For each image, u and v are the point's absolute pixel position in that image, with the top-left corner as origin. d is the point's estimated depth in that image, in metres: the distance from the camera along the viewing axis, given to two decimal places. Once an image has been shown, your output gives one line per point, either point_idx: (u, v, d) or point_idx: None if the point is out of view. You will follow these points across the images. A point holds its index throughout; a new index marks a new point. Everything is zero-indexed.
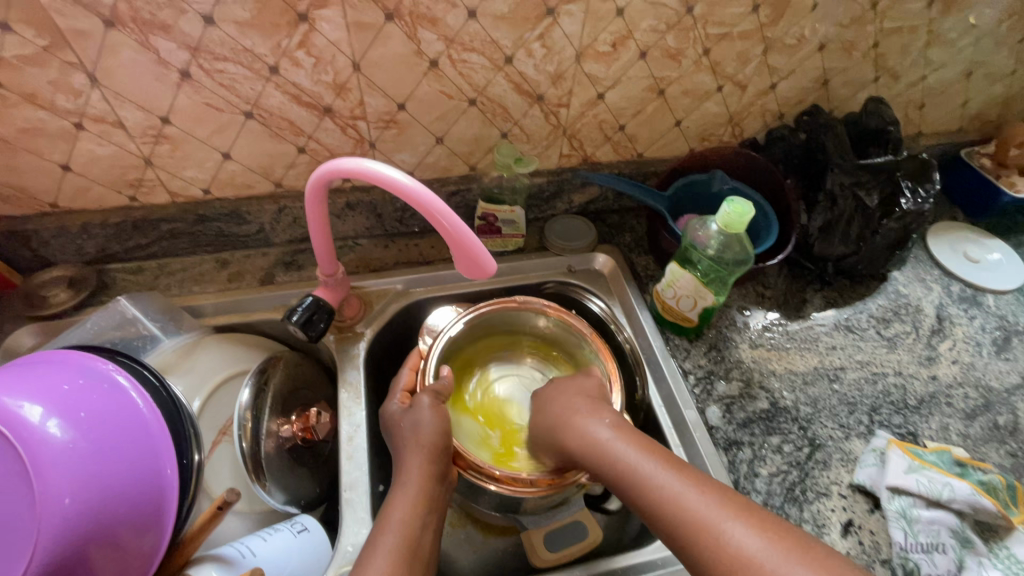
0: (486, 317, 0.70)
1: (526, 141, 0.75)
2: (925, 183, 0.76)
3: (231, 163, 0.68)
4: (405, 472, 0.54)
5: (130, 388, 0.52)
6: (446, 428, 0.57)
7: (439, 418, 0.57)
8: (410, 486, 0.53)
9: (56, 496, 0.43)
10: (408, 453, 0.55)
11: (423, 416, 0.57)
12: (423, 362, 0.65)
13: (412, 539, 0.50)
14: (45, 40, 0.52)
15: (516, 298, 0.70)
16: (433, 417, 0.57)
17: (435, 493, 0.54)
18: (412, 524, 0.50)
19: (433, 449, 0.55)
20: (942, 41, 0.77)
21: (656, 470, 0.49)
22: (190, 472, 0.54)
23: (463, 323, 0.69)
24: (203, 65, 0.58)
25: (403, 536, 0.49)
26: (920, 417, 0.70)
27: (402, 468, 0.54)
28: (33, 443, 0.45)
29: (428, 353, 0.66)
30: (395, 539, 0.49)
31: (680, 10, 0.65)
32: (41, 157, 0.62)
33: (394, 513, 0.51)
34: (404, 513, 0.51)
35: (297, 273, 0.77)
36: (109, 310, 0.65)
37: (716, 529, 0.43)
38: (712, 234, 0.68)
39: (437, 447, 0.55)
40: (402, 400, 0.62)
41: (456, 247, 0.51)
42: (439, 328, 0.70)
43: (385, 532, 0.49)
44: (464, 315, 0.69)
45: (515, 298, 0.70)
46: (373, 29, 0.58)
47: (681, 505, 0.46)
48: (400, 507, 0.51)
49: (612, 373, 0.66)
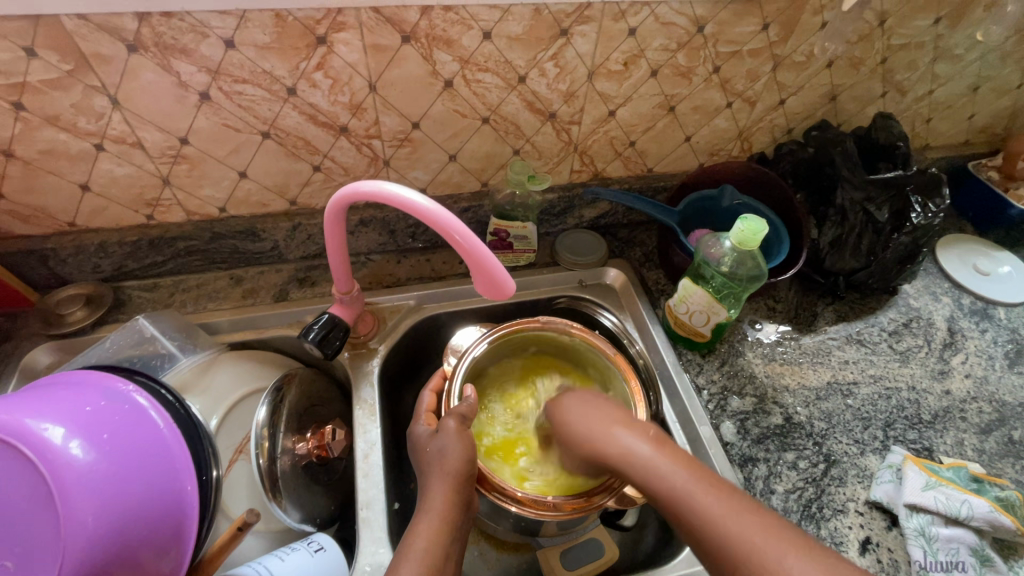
0: (507, 339, 0.70)
1: (537, 157, 0.76)
2: (935, 198, 0.75)
3: (247, 181, 0.68)
4: (428, 496, 0.54)
5: (150, 408, 0.52)
6: (472, 456, 0.57)
7: (464, 445, 0.57)
8: (433, 510, 0.53)
9: (79, 517, 0.44)
10: (431, 477, 0.55)
11: (445, 441, 0.57)
12: (448, 383, 0.65)
13: (434, 569, 0.49)
14: (69, 65, 0.53)
15: (539, 318, 0.70)
16: (456, 443, 0.57)
17: (458, 517, 0.53)
18: (434, 552, 0.50)
19: (456, 474, 0.55)
20: (949, 56, 0.78)
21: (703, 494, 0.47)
22: (209, 490, 0.54)
23: (487, 344, 0.68)
24: (222, 87, 0.58)
25: (425, 562, 0.49)
26: (935, 432, 0.70)
27: (425, 492, 0.54)
28: (56, 464, 0.45)
29: (453, 372, 0.65)
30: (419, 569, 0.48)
31: (691, 30, 0.65)
32: (61, 177, 0.62)
33: (419, 540, 0.51)
34: (428, 539, 0.51)
35: (310, 289, 0.78)
36: (128, 329, 0.66)
37: (775, 560, 0.42)
38: (725, 250, 0.69)
39: (459, 471, 0.55)
40: (428, 423, 0.62)
41: (475, 267, 0.51)
42: (463, 348, 0.70)
43: (405, 563, 0.49)
44: (486, 334, 0.69)
45: (538, 318, 0.70)
46: (389, 50, 0.59)
47: (733, 532, 0.44)
48: (422, 535, 0.51)
49: (635, 392, 0.64)
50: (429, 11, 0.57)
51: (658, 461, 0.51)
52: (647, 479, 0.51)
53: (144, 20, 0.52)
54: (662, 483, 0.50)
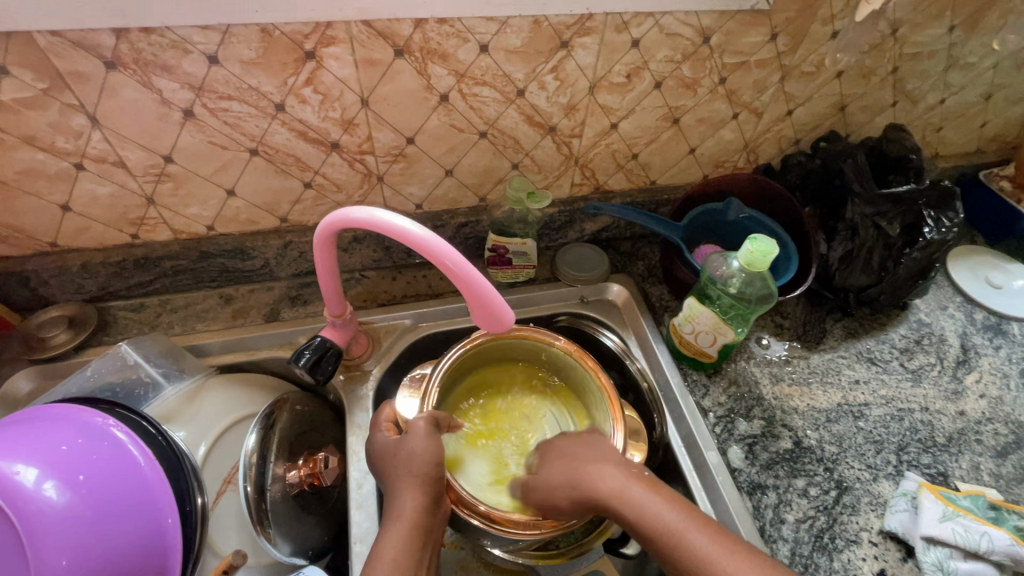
0: (482, 348, 0.68)
1: (537, 171, 0.73)
2: (947, 212, 0.72)
3: (236, 199, 0.66)
4: (397, 503, 0.52)
5: (130, 443, 0.50)
6: (443, 458, 0.55)
7: (438, 448, 0.55)
8: (402, 518, 0.51)
9: (52, 562, 0.42)
10: (399, 481, 0.53)
11: (417, 441, 0.55)
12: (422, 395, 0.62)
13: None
14: (44, 83, 0.51)
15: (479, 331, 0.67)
16: (428, 447, 0.55)
17: (427, 523, 0.52)
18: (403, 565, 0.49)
19: (428, 471, 0.54)
20: (962, 65, 0.75)
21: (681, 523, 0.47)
22: (192, 524, 0.52)
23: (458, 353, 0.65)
24: (206, 104, 0.56)
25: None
26: (950, 456, 0.68)
27: (394, 495, 0.53)
28: (27, 508, 0.42)
29: (428, 378, 0.63)
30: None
31: (696, 40, 0.63)
32: (40, 198, 0.60)
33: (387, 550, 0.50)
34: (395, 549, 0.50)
35: (302, 308, 0.75)
36: (110, 356, 0.62)
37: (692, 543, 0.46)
38: (733, 271, 0.66)
39: (425, 474, 0.54)
40: (388, 429, 0.59)
41: (472, 298, 0.49)
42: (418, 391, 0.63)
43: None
44: (467, 342, 0.66)
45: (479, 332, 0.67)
46: (382, 65, 0.57)
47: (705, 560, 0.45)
48: (391, 546, 0.50)
49: (616, 412, 0.62)
50: (424, 24, 0.54)
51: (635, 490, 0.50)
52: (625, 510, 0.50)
53: (122, 35, 0.49)
54: (628, 504, 0.50)
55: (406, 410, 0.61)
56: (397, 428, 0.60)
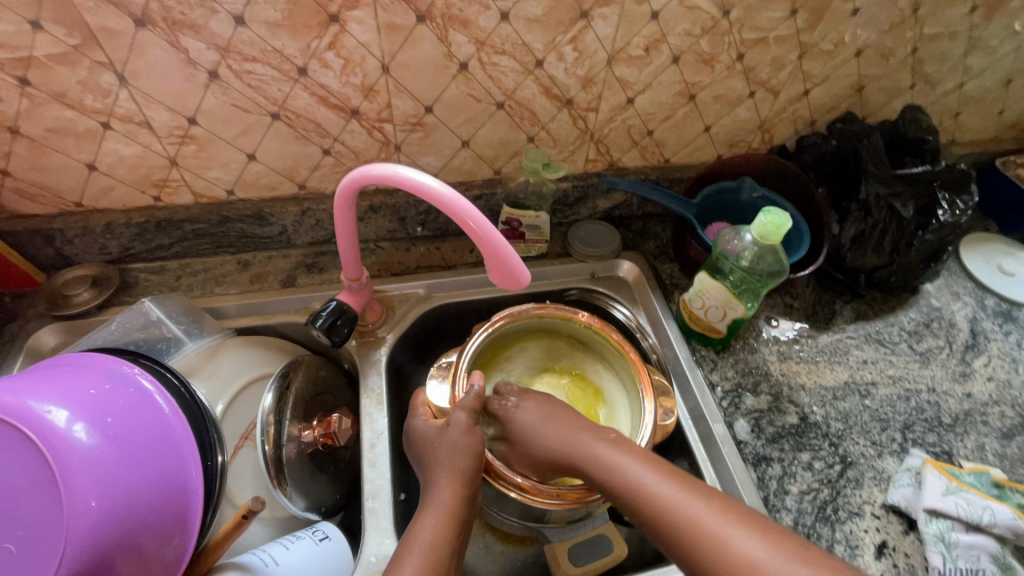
0: (501, 332, 0.68)
1: (552, 145, 0.74)
2: (963, 195, 0.73)
3: (256, 164, 0.67)
4: (434, 493, 0.53)
5: (155, 392, 0.51)
6: (479, 449, 0.56)
7: (474, 438, 0.56)
8: (440, 509, 0.52)
9: (82, 500, 0.43)
10: (434, 475, 0.54)
11: (456, 434, 0.56)
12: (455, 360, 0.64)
13: (439, 563, 0.48)
14: (75, 40, 0.52)
15: (507, 311, 0.68)
16: (465, 438, 0.56)
17: (463, 514, 0.53)
18: (437, 546, 0.49)
19: (461, 464, 0.54)
20: (982, 48, 0.75)
21: (662, 487, 0.49)
22: (214, 475, 0.53)
23: (485, 335, 0.66)
24: (231, 66, 0.57)
25: (431, 557, 0.48)
26: (955, 435, 0.68)
27: (432, 488, 0.54)
28: (59, 447, 0.44)
29: (455, 365, 0.64)
30: (423, 562, 0.48)
31: (716, 14, 0.63)
32: (67, 156, 0.61)
33: (422, 534, 0.50)
34: (433, 534, 0.50)
35: (318, 276, 0.77)
36: (135, 311, 0.65)
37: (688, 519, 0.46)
38: (745, 244, 0.67)
39: (459, 465, 0.54)
40: (428, 415, 0.61)
41: (491, 258, 0.50)
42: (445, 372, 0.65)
43: (409, 554, 0.48)
44: (488, 326, 0.67)
45: (507, 312, 0.68)
46: (404, 31, 0.57)
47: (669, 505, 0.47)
48: (429, 528, 0.50)
49: (645, 381, 0.63)
50: None
51: (619, 460, 0.52)
52: (606, 475, 0.52)
53: None
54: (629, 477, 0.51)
55: (438, 399, 0.62)
56: (437, 414, 0.62)
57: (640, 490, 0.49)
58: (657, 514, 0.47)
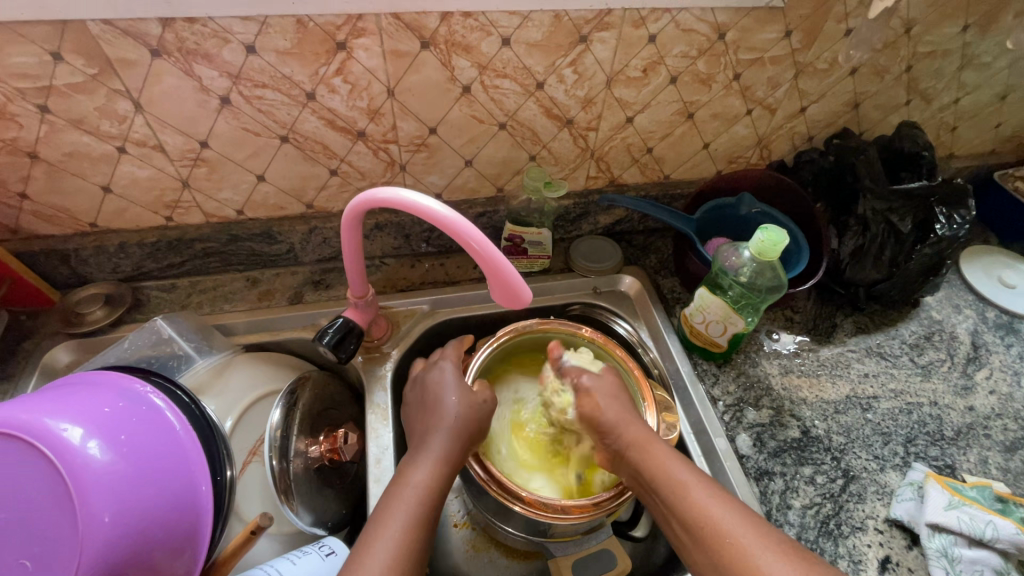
0: (505, 347, 0.70)
1: (553, 163, 0.75)
2: (961, 209, 0.74)
3: (265, 185, 0.69)
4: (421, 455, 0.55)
5: (166, 409, 0.53)
6: (472, 421, 0.58)
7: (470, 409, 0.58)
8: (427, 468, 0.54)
9: (96, 515, 0.44)
10: (432, 429, 0.56)
11: (461, 402, 0.58)
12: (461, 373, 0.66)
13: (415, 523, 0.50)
14: (94, 69, 0.54)
15: (507, 329, 0.69)
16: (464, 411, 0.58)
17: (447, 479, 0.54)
18: (418, 509, 0.51)
19: (454, 428, 0.56)
20: (976, 64, 0.76)
21: (705, 497, 0.49)
22: (223, 490, 0.54)
23: (488, 352, 0.67)
24: (242, 92, 0.59)
25: (414, 509, 0.51)
26: (958, 449, 0.69)
27: (424, 445, 0.56)
28: (74, 464, 0.45)
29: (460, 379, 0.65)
30: (407, 515, 0.50)
31: (712, 36, 0.65)
32: (83, 179, 0.63)
33: (412, 484, 0.52)
34: (420, 485, 0.52)
35: (325, 292, 0.78)
36: (146, 330, 0.66)
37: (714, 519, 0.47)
38: (744, 260, 0.68)
39: (458, 427, 0.57)
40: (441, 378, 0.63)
41: (494, 276, 0.51)
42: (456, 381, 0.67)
43: (398, 506, 0.51)
44: (492, 342, 0.68)
45: (506, 330, 0.69)
46: (408, 56, 0.59)
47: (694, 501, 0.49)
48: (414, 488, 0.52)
49: (647, 395, 0.64)
50: (449, 17, 0.57)
51: (667, 461, 0.52)
52: (650, 472, 0.52)
53: (167, 25, 0.52)
54: (659, 467, 0.52)
55: None
56: None
57: (682, 495, 0.50)
58: (699, 523, 0.48)
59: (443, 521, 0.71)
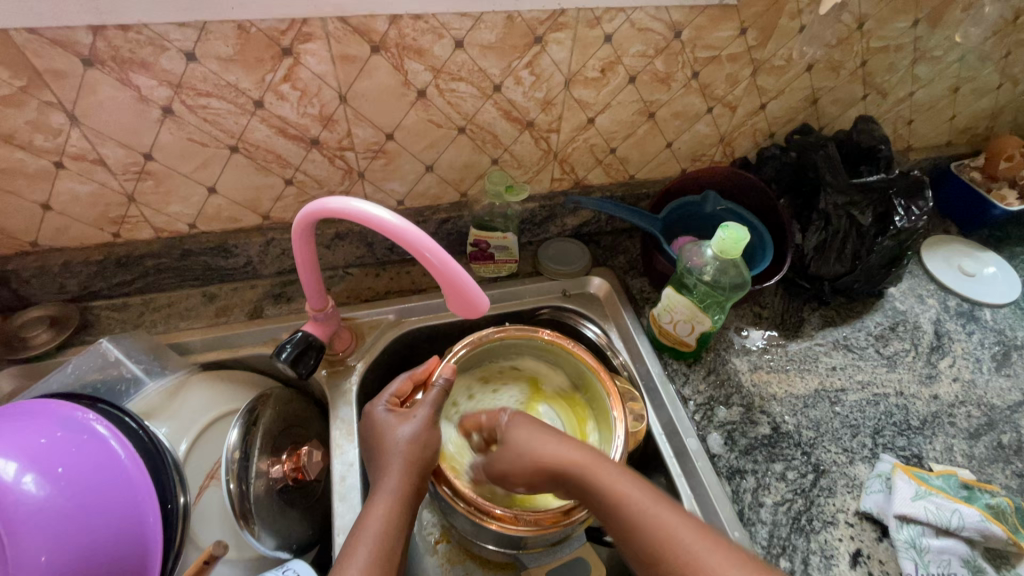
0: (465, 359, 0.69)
1: (516, 167, 0.74)
2: (917, 200, 0.75)
3: (217, 197, 0.66)
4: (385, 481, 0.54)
5: (111, 437, 0.50)
6: (433, 444, 0.58)
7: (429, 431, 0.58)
8: (390, 496, 0.53)
9: (31, 555, 0.41)
10: (391, 463, 0.55)
11: (416, 427, 0.57)
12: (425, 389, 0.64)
13: (387, 553, 0.50)
14: (21, 81, 0.51)
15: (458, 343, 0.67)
16: (424, 433, 0.57)
17: (411, 504, 0.54)
18: (388, 539, 0.51)
19: (418, 457, 0.56)
20: (928, 58, 0.77)
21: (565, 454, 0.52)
22: (174, 519, 0.52)
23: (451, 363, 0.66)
24: (185, 101, 0.57)
25: (378, 546, 0.50)
26: (924, 438, 0.69)
27: (383, 479, 0.54)
28: (6, 501, 0.42)
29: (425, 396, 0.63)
30: (371, 554, 0.49)
31: (668, 35, 0.64)
32: (19, 197, 0.60)
33: (375, 521, 0.52)
34: (383, 521, 0.52)
35: (286, 306, 0.76)
36: (90, 353, 0.62)
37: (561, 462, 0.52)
38: (707, 259, 0.68)
39: (418, 454, 0.56)
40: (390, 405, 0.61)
41: (448, 287, 0.50)
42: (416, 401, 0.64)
43: (360, 545, 0.50)
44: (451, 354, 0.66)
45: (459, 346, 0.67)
46: (358, 61, 0.58)
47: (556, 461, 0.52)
48: (377, 516, 0.52)
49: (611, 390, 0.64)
50: (398, 20, 0.55)
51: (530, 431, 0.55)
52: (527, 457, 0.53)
53: (99, 33, 0.50)
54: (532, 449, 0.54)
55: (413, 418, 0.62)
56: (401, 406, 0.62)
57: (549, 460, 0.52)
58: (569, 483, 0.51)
59: (418, 536, 0.69)
